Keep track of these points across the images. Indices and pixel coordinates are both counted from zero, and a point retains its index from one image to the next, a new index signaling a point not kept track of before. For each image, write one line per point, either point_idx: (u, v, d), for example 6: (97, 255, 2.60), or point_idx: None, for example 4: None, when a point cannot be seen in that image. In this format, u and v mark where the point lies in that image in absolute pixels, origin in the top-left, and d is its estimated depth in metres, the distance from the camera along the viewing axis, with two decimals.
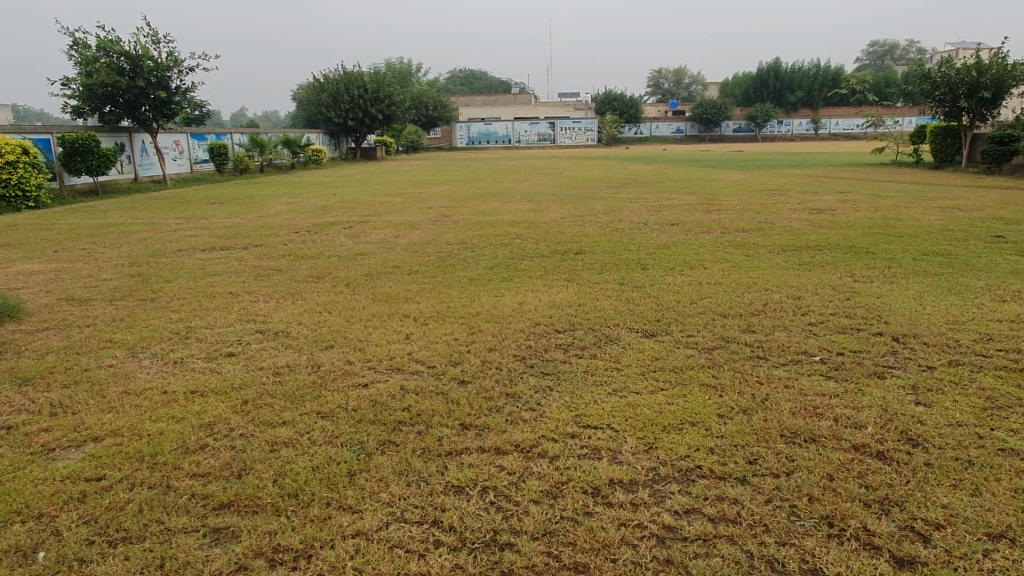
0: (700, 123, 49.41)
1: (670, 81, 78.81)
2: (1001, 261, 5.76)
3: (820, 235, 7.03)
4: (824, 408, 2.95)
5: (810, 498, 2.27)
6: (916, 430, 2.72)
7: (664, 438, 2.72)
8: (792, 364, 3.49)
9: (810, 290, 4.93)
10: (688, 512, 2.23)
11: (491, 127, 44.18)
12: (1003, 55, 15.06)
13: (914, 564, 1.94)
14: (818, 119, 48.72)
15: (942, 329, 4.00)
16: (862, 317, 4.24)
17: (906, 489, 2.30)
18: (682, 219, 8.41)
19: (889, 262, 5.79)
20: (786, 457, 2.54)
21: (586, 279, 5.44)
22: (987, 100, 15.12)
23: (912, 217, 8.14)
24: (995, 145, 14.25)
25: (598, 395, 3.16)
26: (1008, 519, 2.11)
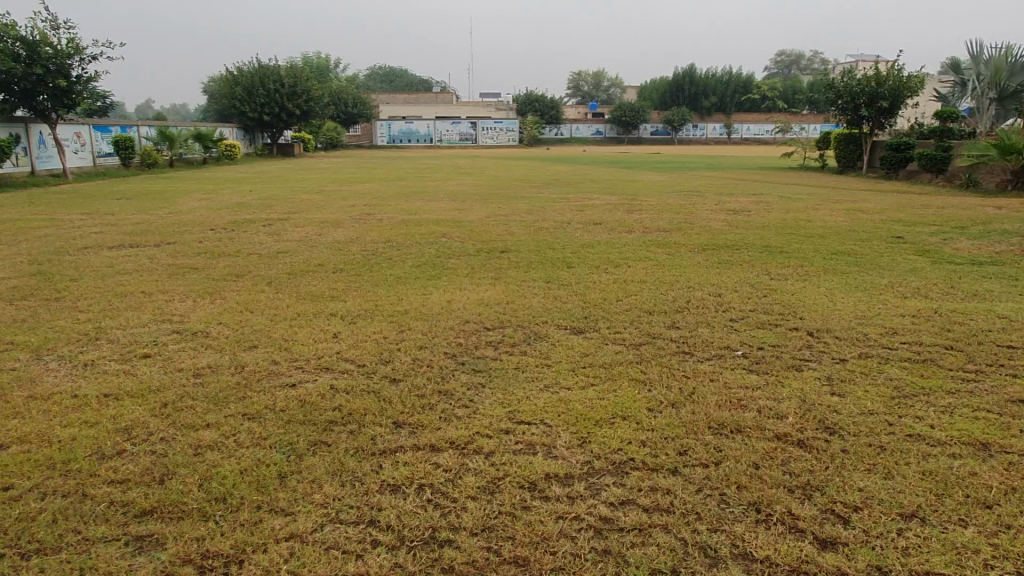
0: (618, 125, 50.40)
1: (589, 85, 80.13)
2: (902, 261, 6.12)
3: (736, 236, 7.28)
4: (747, 400, 3.07)
5: (738, 486, 2.36)
6: (832, 419, 2.86)
7: (597, 432, 2.76)
8: (716, 359, 3.61)
9: (730, 288, 5.10)
10: (623, 504, 2.27)
11: (412, 125, 43.77)
12: (899, 68, 16.05)
13: (835, 545, 2.04)
14: (730, 124, 50.54)
15: (851, 324, 4.22)
16: (779, 313, 4.42)
17: (825, 474, 2.42)
18: (605, 219, 8.54)
19: (801, 262, 6.05)
20: (714, 447, 2.62)
21: (513, 278, 5.45)
22: (885, 110, 16.03)
23: (820, 219, 8.53)
24: (893, 152, 15.07)
25: (530, 391, 3.18)
26: (918, 500, 2.25)
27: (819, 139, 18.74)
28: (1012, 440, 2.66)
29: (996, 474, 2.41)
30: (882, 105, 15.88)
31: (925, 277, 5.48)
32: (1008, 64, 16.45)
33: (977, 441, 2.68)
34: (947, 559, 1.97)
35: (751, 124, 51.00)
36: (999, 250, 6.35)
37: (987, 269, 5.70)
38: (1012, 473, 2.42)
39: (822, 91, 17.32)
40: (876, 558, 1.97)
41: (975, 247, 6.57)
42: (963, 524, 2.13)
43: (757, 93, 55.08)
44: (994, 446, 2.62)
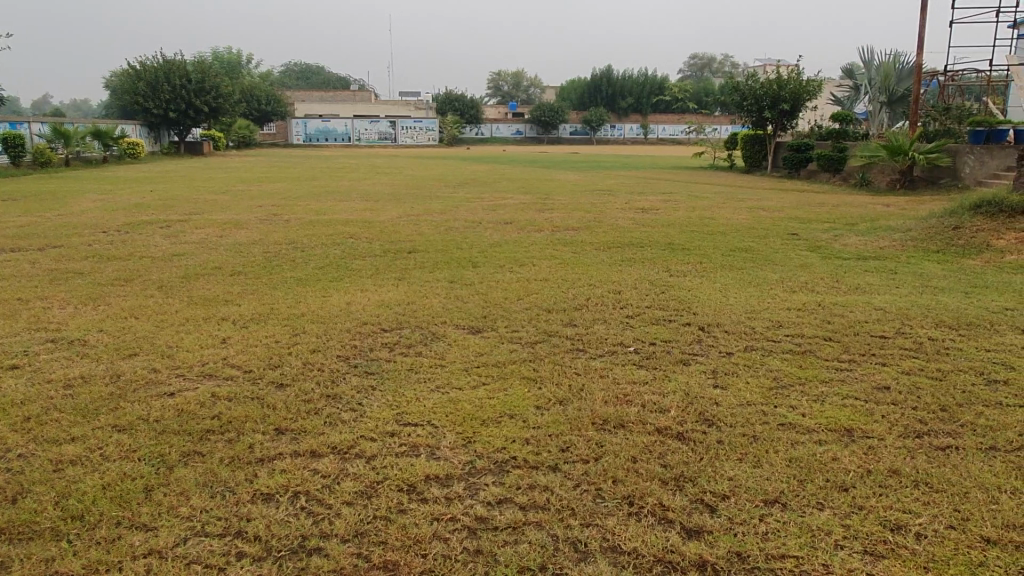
0: (538, 125, 50.75)
1: (510, 85, 80.44)
2: (795, 256, 6.39)
3: (642, 234, 7.44)
4: (633, 395, 3.13)
5: (614, 481, 2.40)
6: (711, 411, 2.95)
7: (482, 431, 2.76)
8: (608, 355, 3.67)
9: (629, 285, 5.21)
10: (500, 503, 2.28)
11: (329, 124, 42.86)
12: (799, 71, 16.80)
13: (700, 534, 2.11)
14: (647, 125, 51.72)
15: (741, 318, 4.38)
16: (674, 309, 4.55)
17: (699, 465, 2.49)
18: (514, 219, 8.60)
19: (701, 258, 6.24)
20: (595, 443, 2.67)
21: (416, 278, 5.41)
22: (787, 112, 16.75)
23: (722, 217, 8.83)
24: (795, 152, 15.75)
25: (421, 392, 3.16)
26: (781, 486, 2.35)
27: (728, 139, 19.38)
28: (874, 425, 2.82)
29: (854, 457, 2.55)
30: (783, 107, 16.61)
31: (812, 272, 5.74)
32: (897, 69, 17.50)
33: (842, 427, 2.82)
34: (802, 541, 2.06)
35: (666, 124, 52.30)
36: (883, 246, 6.71)
37: (869, 264, 6.02)
38: (870, 456, 2.56)
39: (728, 93, 17.94)
40: (737, 544, 2.05)
41: (861, 243, 6.92)
42: (819, 508, 2.24)
43: (671, 94, 56.58)
44: (857, 432, 2.77)
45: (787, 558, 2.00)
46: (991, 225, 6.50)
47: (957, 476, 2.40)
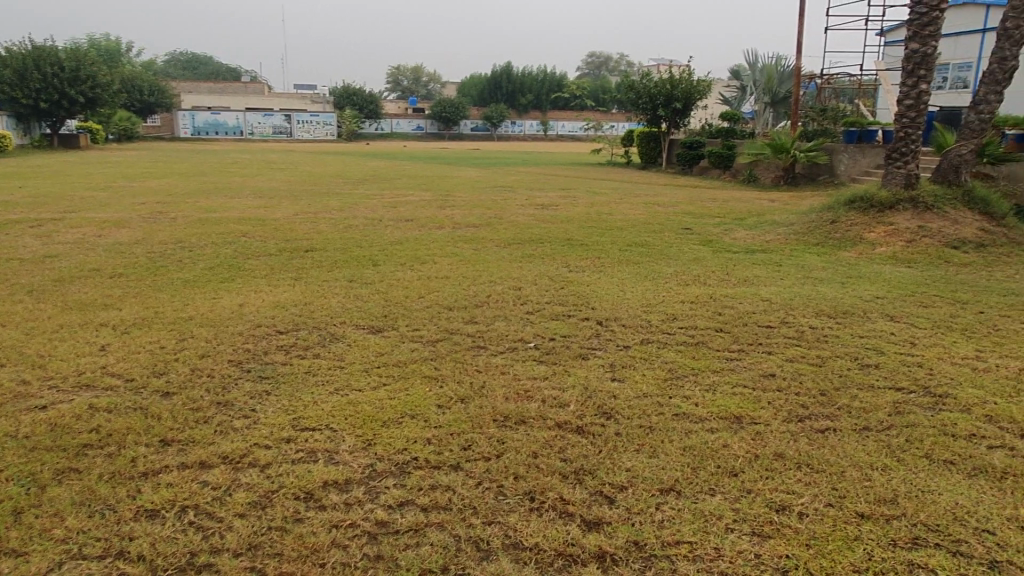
0: (439, 121, 50.39)
1: (409, 80, 79.49)
2: (687, 250, 6.64)
3: (542, 230, 7.54)
4: (534, 390, 3.16)
5: (516, 477, 2.41)
6: (609, 404, 3.01)
7: (382, 433, 2.71)
8: (509, 352, 3.69)
9: (530, 281, 5.24)
10: (401, 506, 2.24)
11: (219, 117, 41.02)
12: (689, 72, 17.45)
13: (599, 526, 2.15)
14: (546, 121, 52.40)
15: (638, 311, 4.50)
16: (573, 304, 4.62)
17: (597, 458, 2.54)
18: (415, 216, 8.49)
19: (599, 254, 6.37)
20: (497, 440, 2.67)
21: (313, 278, 5.26)
22: (679, 110, 17.38)
23: (620, 212, 9.04)
24: (688, 150, 16.35)
25: (318, 395, 3.07)
26: (676, 474, 2.43)
27: (624, 137, 19.89)
28: (760, 412, 2.96)
29: (743, 443, 2.67)
30: (676, 106, 17.21)
31: (704, 266, 5.98)
32: (778, 71, 18.48)
33: (732, 414, 2.94)
34: (695, 527, 2.14)
35: (565, 122, 53.20)
36: (769, 239, 7.07)
37: (756, 257, 6.32)
38: (757, 442, 2.69)
39: (624, 91, 18.42)
40: (634, 534, 2.10)
41: (749, 237, 7.26)
42: (711, 493, 2.33)
43: (569, 91, 57.45)
44: (745, 419, 2.90)
45: (682, 544, 2.06)
46: (864, 219, 6.95)
47: (834, 457, 2.56)
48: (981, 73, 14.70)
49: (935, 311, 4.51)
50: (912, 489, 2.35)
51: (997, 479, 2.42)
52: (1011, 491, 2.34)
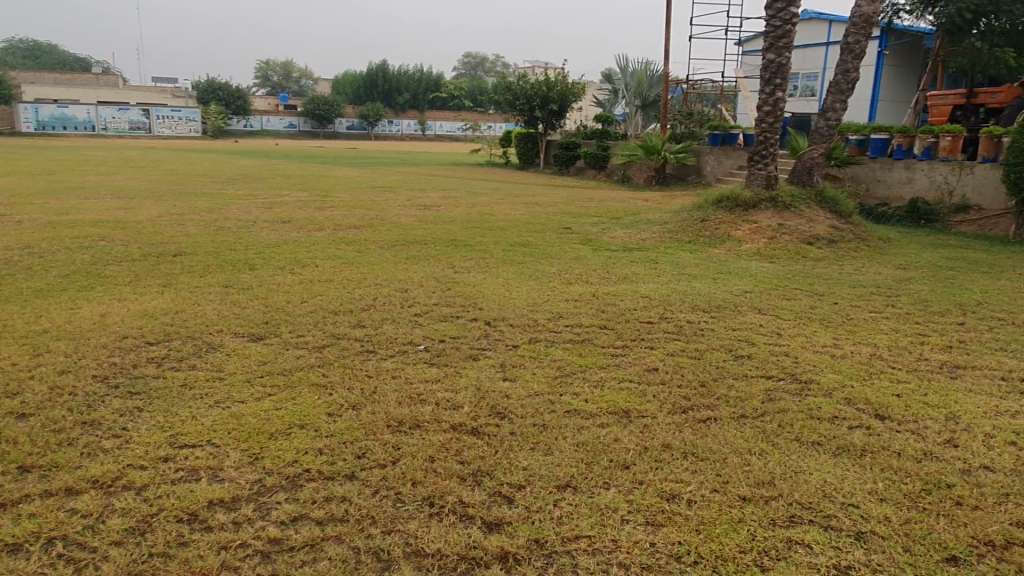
0: (312, 119, 48.82)
1: (279, 75, 76.57)
2: (569, 249, 6.79)
3: (425, 230, 7.48)
4: (426, 393, 3.13)
5: (413, 483, 2.38)
6: (503, 404, 3.03)
7: (270, 446, 2.60)
8: (399, 355, 3.63)
9: (416, 283, 5.19)
10: (295, 520, 2.16)
11: (67, 110, 37.80)
12: (564, 74, 17.88)
13: (501, 526, 2.16)
14: (423, 121, 52.05)
15: (524, 311, 4.56)
16: (460, 305, 4.62)
17: (495, 458, 2.55)
18: (292, 217, 8.21)
19: (483, 254, 6.40)
20: (392, 446, 2.62)
21: (184, 284, 4.96)
22: (555, 112, 17.76)
23: (501, 212, 9.13)
24: (565, 151, 16.73)
25: (197, 409, 2.90)
26: (571, 470, 2.48)
27: (502, 137, 20.08)
28: (647, 405, 3.08)
29: (632, 437, 2.76)
30: (552, 107, 17.60)
31: (585, 264, 6.14)
32: (647, 76, 19.31)
33: (621, 409, 3.04)
34: (593, 521, 2.19)
35: (443, 121, 53.09)
36: (644, 238, 7.37)
37: (634, 255, 6.56)
38: (646, 434, 2.79)
39: (501, 92, 18.60)
40: (534, 532, 2.13)
41: (626, 235, 7.53)
42: (606, 487, 2.40)
43: (446, 91, 57.34)
44: (633, 413, 3.00)
45: (581, 538, 2.11)
46: (730, 218, 7.39)
47: (716, 445, 2.70)
48: (826, 83, 16.00)
49: (796, 303, 4.86)
50: (787, 471, 2.52)
51: (858, 457, 2.64)
52: (870, 467, 2.56)
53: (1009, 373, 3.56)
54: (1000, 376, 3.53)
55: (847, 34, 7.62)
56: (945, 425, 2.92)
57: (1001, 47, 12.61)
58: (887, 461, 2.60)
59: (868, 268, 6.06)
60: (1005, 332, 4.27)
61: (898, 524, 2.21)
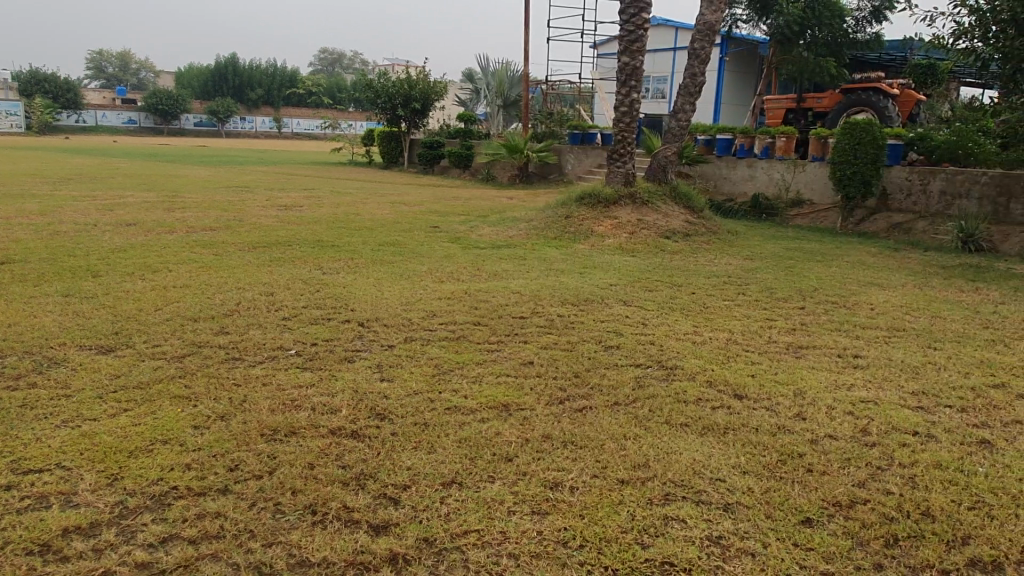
0: (155, 115, 45.55)
1: (115, 67, 70.85)
2: (438, 248, 6.78)
3: (288, 231, 7.20)
4: (301, 399, 3.02)
5: (293, 492, 2.29)
6: (382, 405, 2.98)
7: (130, 465, 2.41)
8: (268, 361, 3.48)
9: (282, 286, 4.99)
10: (165, 541, 2.03)
11: None
12: (426, 73, 17.81)
13: (388, 528, 2.13)
14: (279, 118, 49.99)
15: (397, 310, 4.51)
16: (331, 307, 4.49)
17: (377, 460, 2.51)
18: (139, 219, 7.63)
19: (352, 255, 6.25)
20: (267, 456, 2.51)
21: (16, 295, 4.49)
22: (418, 111, 17.66)
23: (367, 212, 8.95)
24: (429, 149, 16.64)
25: (41, 430, 2.63)
26: (456, 467, 2.48)
27: (364, 136, 19.69)
28: (525, 398, 3.13)
29: (514, 429, 2.80)
30: (414, 106, 17.47)
31: (456, 262, 6.15)
32: (508, 76, 19.62)
33: (500, 403, 3.07)
34: (480, 514, 2.20)
35: (300, 119, 51.28)
36: (512, 235, 7.49)
37: (503, 252, 6.65)
38: (526, 427, 2.84)
39: (362, 90, 18.24)
40: (423, 530, 2.12)
41: (493, 233, 7.62)
42: (491, 480, 2.42)
43: (303, 88, 55.40)
44: (512, 406, 3.04)
45: (469, 533, 2.12)
46: (593, 214, 7.65)
47: (593, 432, 2.80)
48: (675, 86, 16.95)
49: (657, 294, 5.12)
50: (660, 452, 2.65)
51: (722, 434, 2.83)
52: (733, 443, 2.75)
53: (844, 350, 3.93)
54: (836, 353, 3.89)
55: (694, 40, 8.10)
56: (794, 400, 3.18)
57: (823, 57, 13.94)
58: (747, 436, 2.80)
59: (719, 259, 6.48)
60: (840, 314, 4.72)
61: (760, 494, 2.39)
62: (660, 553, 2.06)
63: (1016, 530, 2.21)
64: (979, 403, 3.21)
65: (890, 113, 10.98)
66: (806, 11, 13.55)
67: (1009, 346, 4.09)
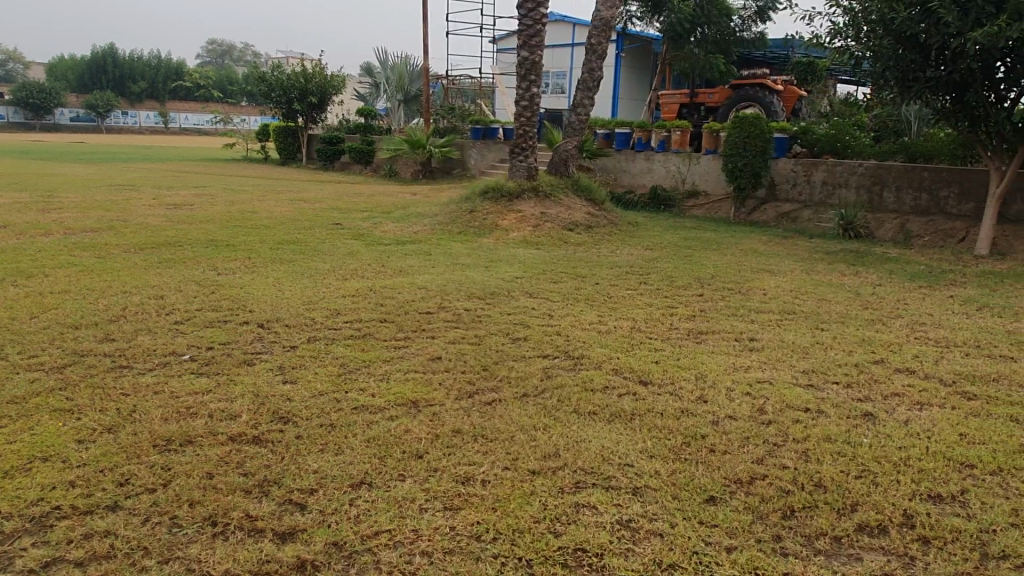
0: (25, 109, 42.32)
1: None
2: (340, 245, 6.61)
3: (178, 231, 6.84)
4: (197, 406, 2.87)
5: (191, 503, 2.18)
6: (285, 408, 2.87)
7: (6, 486, 2.22)
8: (159, 368, 3.29)
9: (173, 288, 4.74)
10: (48, 567, 1.88)
11: None
12: (323, 67, 17.39)
13: (294, 535, 2.05)
14: (166, 113, 47.50)
15: (299, 310, 4.36)
16: (227, 309, 4.30)
17: (281, 465, 2.41)
18: (9, 222, 7.06)
19: (248, 254, 6.01)
20: (160, 468, 2.37)
21: None
22: (315, 105, 17.21)
23: (264, 210, 8.62)
24: (328, 145, 16.24)
25: None
26: (364, 467, 2.42)
27: (259, 131, 19.01)
28: (434, 394, 3.10)
29: (423, 426, 2.76)
30: (311, 100, 17.01)
31: (359, 259, 6.02)
32: (407, 71, 19.43)
33: (409, 400, 3.03)
34: (392, 514, 2.16)
35: (189, 114, 48.91)
36: (415, 230, 7.40)
37: (407, 248, 6.56)
38: (436, 422, 2.81)
39: (254, 84, 17.59)
40: (332, 535, 2.05)
41: (397, 229, 7.51)
42: (402, 479, 2.38)
43: (191, 80, 52.86)
44: (422, 402, 3.00)
45: (381, 533, 2.07)
46: (496, 208, 7.66)
47: (503, 424, 2.80)
48: (573, 81, 17.23)
49: (562, 286, 5.19)
50: (569, 441, 2.68)
51: (629, 420, 2.89)
52: (639, 428, 2.81)
53: (741, 334, 4.11)
54: (734, 337, 4.06)
55: (591, 36, 8.23)
56: (696, 383, 3.30)
57: (713, 54, 14.52)
58: (652, 421, 2.87)
59: (621, 250, 6.64)
60: (735, 299, 4.93)
61: (667, 476, 2.45)
62: (572, 541, 2.07)
63: (898, 495, 2.36)
64: (862, 378, 3.43)
65: (776, 108, 11.54)
66: (696, 9, 14.05)
67: (886, 324, 4.39)
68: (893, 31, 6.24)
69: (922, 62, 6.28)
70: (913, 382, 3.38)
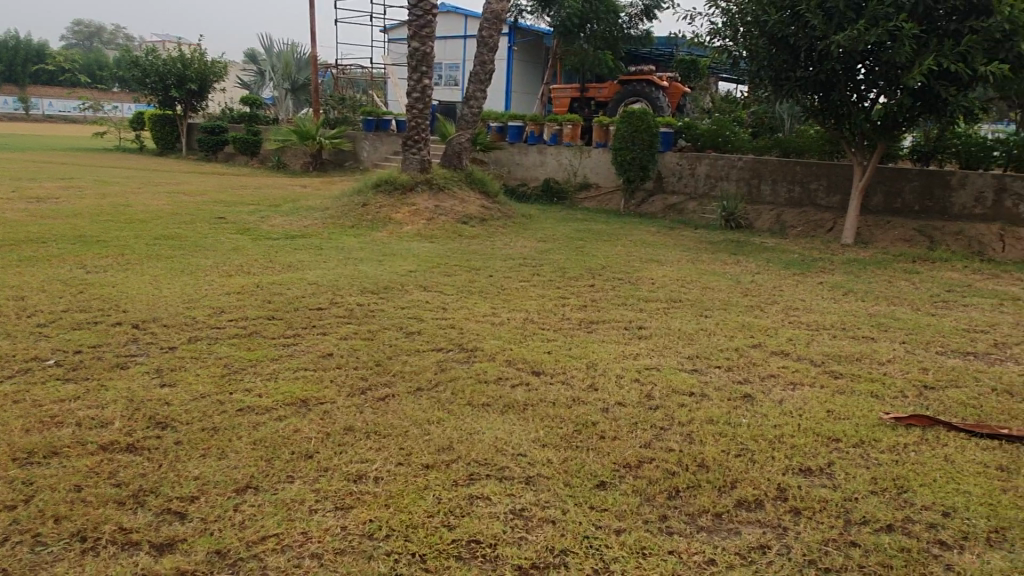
0: None
1: None
2: (224, 240, 6.33)
3: (41, 227, 6.33)
4: (64, 414, 2.67)
5: (56, 519, 2.02)
6: (163, 413, 2.72)
7: None
8: (20, 375, 3.04)
9: (35, 288, 4.39)
10: None
11: None
12: (202, 52, 16.56)
13: (174, 546, 1.95)
14: (27, 98, 43.85)
15: (178, 308, 4.14)
16: (98, 309, 4.02)
17: (158, 473, 2.28)
18: None
19: (122, 250, 5.65)
20: (21, 483, 2.19)
21: None
22: (194, 92, 16.37)
23: (139, 204, 8.11)
24: (210, 134, 15.50)
25: None
26: (250, 470, 2.33)
27: (133, 119, 17.89)
28: (325, 391, 3.02)
29: (313, 424, 2.69)
30: (190, 88, 16.17)
31: (245, 255, 5.77)
32: (293, 59, 18.82)
33: (298, 399, 2.93)
34: (279, 518, 2.09)
35: (54, 99, 45.33)
36: (305, 224, 7.18)
37: (296, 242, 6.35)
38: (326, 420, 2.74)
39: (127, 69, 16.53)
40: (215, 543, 1.96)
41: (285, 223, 7.26)
42: (290, 480, 2.30)
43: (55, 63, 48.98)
44: (311, 401, 2.92)
45: (268, 538, 2.00)
46: (389, 200, 7.55)
47: (396, 420, 2.77)
48: (466, 74, 17.19)
49: (457, 279, 5.17)
50: (463, 434, 2.68)
51: (522, 411, 2.92)
52: (532, 418, 2.85)
53: (630, 322, 4.24)
54: (623, 326, 4.18)
55: (483, 28, 8.22)
56: (586, 372, 3.38)
57: (601, 49, 14.87)
58: (545, 411, 2.91)
59: (514, 242, 6.69)
60: (624, 289, 5.08)
61: (559, 464, 2.49)
62: (466, 533, 2.08)
63: (773, 470, 2.50)
64: (741, 361, 3.62)
65: (661, 104, 11.95)
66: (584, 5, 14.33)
67: (763, 310, 4.65)
68: (767, 32, 6.59)
69: (793, 63, 6.66)
70: (787, 364, 3.59)
